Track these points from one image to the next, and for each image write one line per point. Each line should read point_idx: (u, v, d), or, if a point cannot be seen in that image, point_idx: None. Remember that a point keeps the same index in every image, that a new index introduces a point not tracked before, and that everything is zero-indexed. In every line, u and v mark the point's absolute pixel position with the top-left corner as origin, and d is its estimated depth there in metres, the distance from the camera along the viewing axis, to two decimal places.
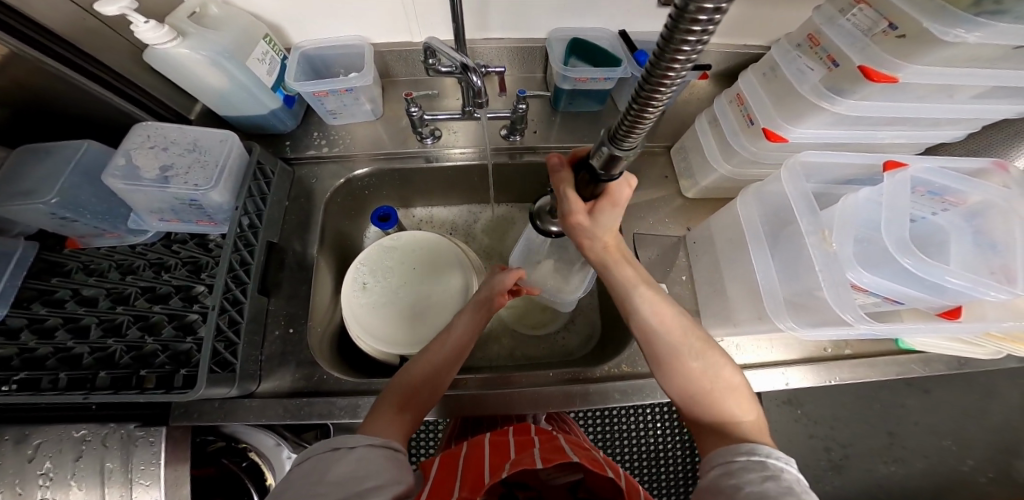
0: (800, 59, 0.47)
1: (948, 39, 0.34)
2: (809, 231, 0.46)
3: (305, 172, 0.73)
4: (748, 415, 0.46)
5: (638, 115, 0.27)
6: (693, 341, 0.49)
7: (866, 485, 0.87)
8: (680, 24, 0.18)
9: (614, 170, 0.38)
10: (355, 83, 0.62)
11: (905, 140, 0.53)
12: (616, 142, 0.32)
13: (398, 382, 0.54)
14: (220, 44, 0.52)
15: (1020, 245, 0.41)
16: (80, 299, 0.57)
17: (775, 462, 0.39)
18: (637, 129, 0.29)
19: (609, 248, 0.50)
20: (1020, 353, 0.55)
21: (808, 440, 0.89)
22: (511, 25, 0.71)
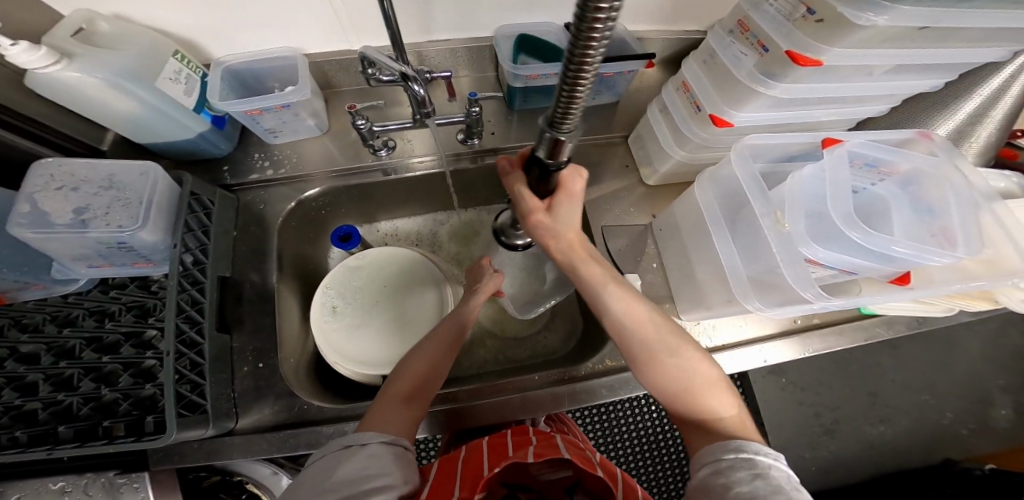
0: (733, 45, 0.47)
1: (860, 23, 0.35)
2: (763, 213, 0.46)
3: (251, 198, 0.69)
4: (731, 409, 0.46)
5: (568, 105, 0.29)
6: (666, 335, 0.49)
7: (856, 445, 0.92)
8: (584, 22, 0.21)
9: (562, 155, 0.37)
10: (291, 98, 0.59)
11: (840, 116, 0.54)
12: (556, 126, 0.33)
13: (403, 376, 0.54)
14: (119, 63, 0.47)
15: (954, 208, 0.42)
16: (19, 356, 0.52)
17: (764, 459, 0.39)
18: (573, 106, 0.29)
19: (574, 245, 0.51)
20: (970, 308, 0.58)
21: (798, 409, 0.92)
22: (453, 26, 0.69)
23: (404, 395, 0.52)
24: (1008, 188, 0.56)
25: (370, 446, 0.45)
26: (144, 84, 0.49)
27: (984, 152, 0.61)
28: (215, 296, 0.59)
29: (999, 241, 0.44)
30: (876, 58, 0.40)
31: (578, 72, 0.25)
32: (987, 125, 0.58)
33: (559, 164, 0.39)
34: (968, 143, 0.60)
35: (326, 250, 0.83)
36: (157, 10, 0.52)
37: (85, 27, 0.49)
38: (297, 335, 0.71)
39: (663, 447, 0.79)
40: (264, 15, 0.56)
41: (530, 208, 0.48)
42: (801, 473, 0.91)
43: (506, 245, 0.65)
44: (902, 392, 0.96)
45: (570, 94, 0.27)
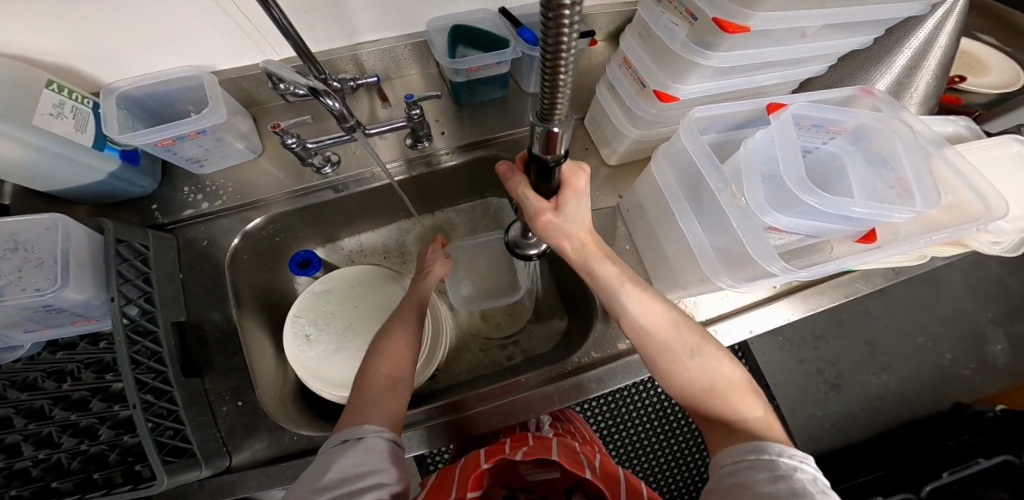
0: (663, 15, 0.43)
1: None
2: (719, 188, 0.44)
3: (192, 234, 0.64)
4: (757, 410, 0.45)
5: (553, 103, 0.24)
6: (689, 336, 0.47)
7: (864, 396, 0.94)
8: (550, 4, 0.16)
9: (558, 152, 0.30)
10: (203, 122, 0.54)
11: (780, 80, 0.51)
12: (545, 121, 0.26)
13: (374, 365, 0.51)
14: None
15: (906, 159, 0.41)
16: None
17: (787, 461, 0.38)
18: (559, 98, 0.23)
19: (586, 245, 0.47)
20: (943, 253, 0.56)
21: (800, 366, 0.94)
22: (381, 25, 0.65)
23: (386, 380, 0.49)
24: (957, 132, 0.53)
25: (369, 437, 0.42)
26: (15, 122, 0.43)
27: (925, 100, 0.56)
28: (173, 343, 0.54)
29: (954, 185, 0.43)
30: (818, 18, 0.38)
31: (556, 65, 0.20)
32: (921, 75, 0.53)
33: (558, 164, 0.33)
34: (907, 95, 0.55)
35: (291, 279, 0.77)
36: (25, 34, 0.47)
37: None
38: (276, 367, 0.66)
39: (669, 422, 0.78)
40: (160, 34, 0.52)
41: (539, 211, 0.41)
42: (815, 430, 0.92)
43: (523, 258, 0.55)
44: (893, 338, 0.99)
45: (553, 88, 0.22)
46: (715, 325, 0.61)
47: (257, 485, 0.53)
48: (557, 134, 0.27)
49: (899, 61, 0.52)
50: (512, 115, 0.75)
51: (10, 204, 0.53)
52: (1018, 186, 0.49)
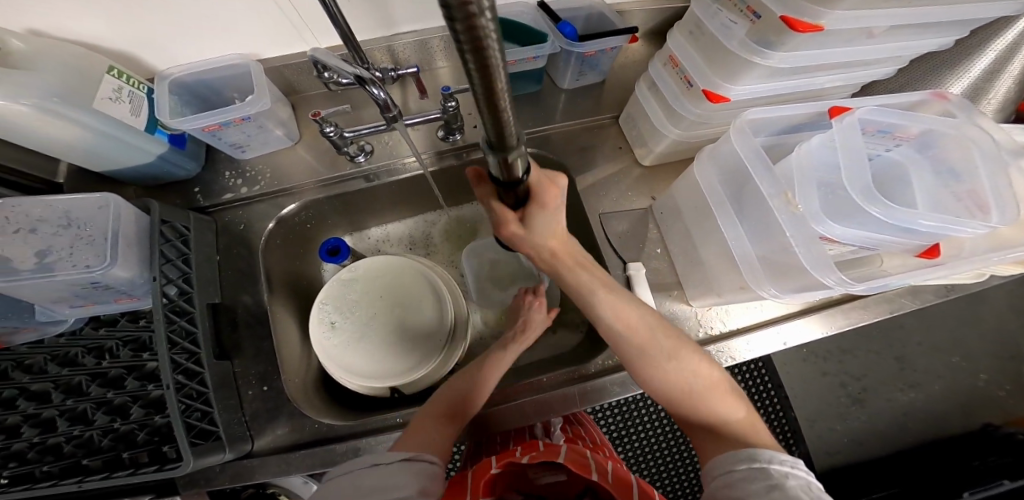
0: (721, 13, 0.41)
1: None
2: (771, 194, 0.42)
3: (229, 218, 0.65)
4: (738, 410, 0.44)
5: (497, 126, 0.24)
6: (657, 335, 0.47)
7: (892, 412, 0.92)
8: (465, 40, 0.15)
9: (518, 173, 0.33)
10: (249, 109, 0.55)
11: (840, 82, 0.49)
12: (497, 150, 0.28)
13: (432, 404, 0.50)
14: (49, 84, 0.43)
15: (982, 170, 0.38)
16: (31, 394, 0.47)
17: (779, 468, 0.36)
18: (505, 124, 0.24)
19: (557, 253, 0.49)
20: (1002, 272, 0.53)
21: (824, 379, 0.93)
22: (421, 16, 0.65)
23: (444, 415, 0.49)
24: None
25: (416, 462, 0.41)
26: (77, 106, 0.45)
27: (1002, 108, 0.52)
28: (207, 325, 0.54)
29: None
30: (894, 18, 0.35)
31: (487, 74, 0.18)
32: (1005, 79, 0.50)
33: (517, 180, 0.35)
34: (985, 100, 0.51)
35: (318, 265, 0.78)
36: (85, 18, 0.48)
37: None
38: (301, 353, 0.66)
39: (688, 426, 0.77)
40: (211, 22, 0.53)
41: (501, 224, 0.46)
42: (834, 445, 0.90)
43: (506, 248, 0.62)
44: (924, 356, 0.96)
45: (492, 101, 0.20)
46: (750, 334, 0.59)
47: (274, 472, 0.53)
48: (508, 157, 0.29)
49: (979, 64, 0.49)
50: (546, 110, 0.73)
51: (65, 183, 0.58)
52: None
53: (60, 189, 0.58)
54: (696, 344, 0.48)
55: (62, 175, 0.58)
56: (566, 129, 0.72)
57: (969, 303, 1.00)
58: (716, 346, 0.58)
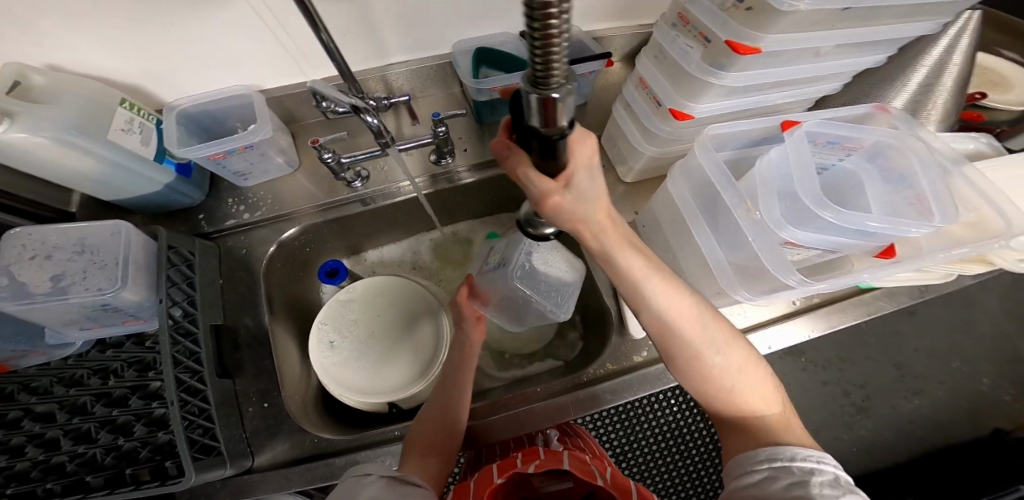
0: (679, 39, 0.45)
1: (784, 9, 0.32)
2: (734, 202, 0.45)
3: (232, 243, 0.68)
4: (774, 404, 0.45)
5: (547, 61, 0.17)
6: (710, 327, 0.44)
7: None
8: None
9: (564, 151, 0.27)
10: (252, 138, 0.59)
11: (795, 98, 0.53)
12: (547, 128, 0.23)
13: (415, 438, 0.51)
14: (67, 120, 0.47)
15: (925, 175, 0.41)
16: (36, 415, 0.48)
17: (802, 465, 0.39)
18: (559, 86, 0.19)
19: (608, 226, 0.39)
20: (971, 272, 0.55)
21: None
22: (410, 46, 0.70)
23: (421, 445, 0.50)
24: (979, 149, 0.52)
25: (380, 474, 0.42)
26: (96, 139, 0.49)
27: (946, 117, 0.56)
28: (210, 344, 0.55)
29: (974, 202, 0.43)
30: (829, 40, 0.40)
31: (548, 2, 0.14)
32: (940, 91, 0.53)
33: (565, 137, 0.25)
34: (925, 112, 0.54)
35: (318, 286, 0.80)
36: (99, 53, 0.53)
37: (19, 81, 0.48)
38: (301, 372, 0.67)
39: None
40: (212, 58, 0.58)
41: (542, 195, 0.33)
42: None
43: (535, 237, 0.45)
44: None
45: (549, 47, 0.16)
46: None
47: (276, 488, 0.53)
48: (557, 98, 0.19)
49: (919, 76, 0.52)
50: None
51: (78, 212, 0.61)
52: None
53: (72, 217, 0.61)
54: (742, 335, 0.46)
55: (75, 205, 0.61)
56: None
57: None
58: None
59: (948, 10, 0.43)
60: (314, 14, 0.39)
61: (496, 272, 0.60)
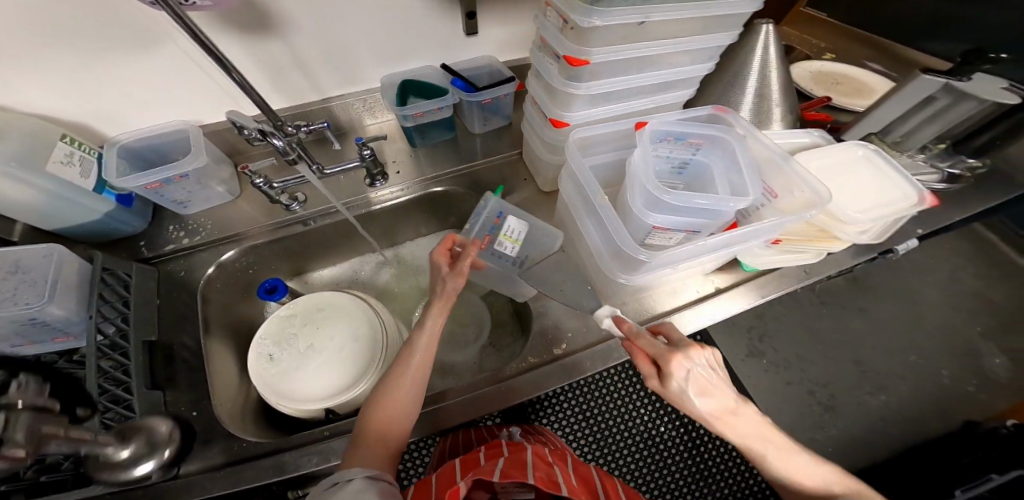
0: (544, 58, 0.56)
1: (586, 24, 0.44)
2: (592, 194, 0.52)
3: (172, 266, 0.71)
4: None
5: None
6: (772, 447, 0.47)
7: (871, 416, 1.01)
8: None
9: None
10: (186, 165, 0.65)
11: (657, 104, 0.63)
12: None
13: (363, 435, 0.49)
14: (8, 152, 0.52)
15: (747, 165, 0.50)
16: None
17: None
18: None
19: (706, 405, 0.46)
20: (829, 246, 0.64)
21: (790, 390, 1.01)
22: (343, 81, 0.78)
23: (380, 431, 0.49)
24: (813, 142, 0.68)
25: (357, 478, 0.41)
26: (35, 172, 0.54)
27: (785, 115, 0.69)
28: (142, 359, 0.57)
29: (794, 188, 0.53)
30: (645, 49, 0.51)
31: None
32: (774, 102, 0.67)
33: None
34: (768, 119, 0.68)
35: (263, 305, 0.83)
36: (38, 90, 0.59)
37: None
38: (240, 385, 0.69)
39: (668, 453, 0.72)
40: (152, 93, 0.67)
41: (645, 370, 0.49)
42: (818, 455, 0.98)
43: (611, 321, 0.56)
44: (882, 358, 1.07)
45: None
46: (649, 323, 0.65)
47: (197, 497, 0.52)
48: None
49: (751, 81, 0.66)
50: (462, 152, 0.86)
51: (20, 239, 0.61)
52: (852, 188, 0.62)
53: None
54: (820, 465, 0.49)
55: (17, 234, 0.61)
56: (481, 166, 0.85)
57: (911, 307, 1.17)
58: (615, 340, 0.64)
59: (742, 20, 0.54)
60: (220, 54, 0.46)
61: (508, 261, 0.68)
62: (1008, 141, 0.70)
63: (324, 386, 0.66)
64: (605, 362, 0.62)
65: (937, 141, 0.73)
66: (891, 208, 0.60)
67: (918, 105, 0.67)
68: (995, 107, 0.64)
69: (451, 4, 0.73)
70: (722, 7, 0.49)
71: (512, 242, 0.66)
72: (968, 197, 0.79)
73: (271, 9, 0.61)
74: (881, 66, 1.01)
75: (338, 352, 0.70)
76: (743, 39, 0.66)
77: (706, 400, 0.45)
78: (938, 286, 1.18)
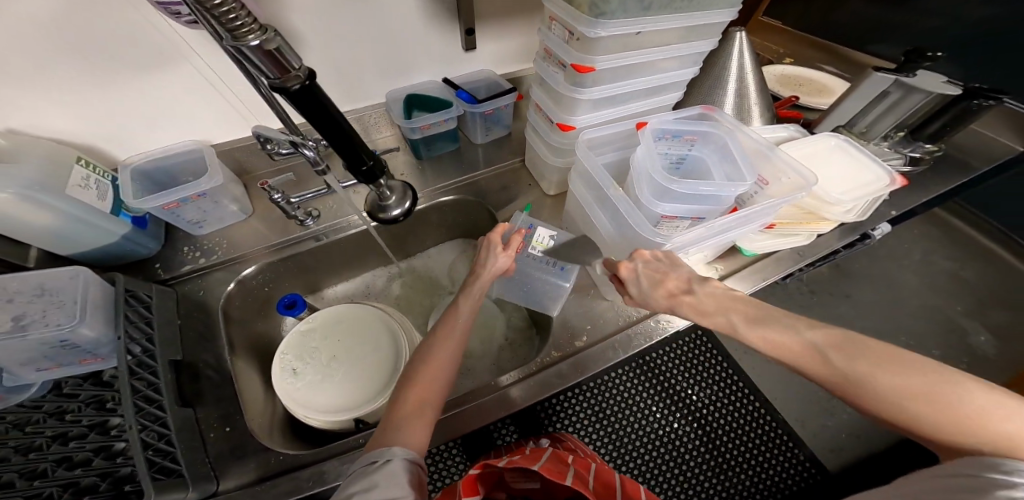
0: (549, 67, 0.61)
1: (592, 35, 0.48)
2: (607, 188, 0.56)
3: (189, 287, 0.72)
4: (945, 388, 0.39)
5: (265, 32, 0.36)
6: (735, 314, 0.50)
7: None
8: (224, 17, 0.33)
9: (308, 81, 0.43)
10: (203, 186, 0.67)
11: (653, 107, 0.68)
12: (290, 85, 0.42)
13: (401, 399, 0.50)
14: (27, 177, 0.53)
15: (740, 155, 0.55)
16: None
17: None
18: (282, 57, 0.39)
19: (672, 296, 0.53)
20: (821, 228, 0.69)
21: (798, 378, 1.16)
22: (348, 98, 0.81)
23: (413, 407, 0.49)
24: (791, 135, 0.74)
25: (394, 460, 0.43)
26: (54, 193, 0.55)
27: (764, 113, 0.75)
28: (169, 377, 0.58)
29: (785, 173, 0.58)
30: (643, 56, 0.56)
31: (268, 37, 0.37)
32: (752, 101, 0.73)
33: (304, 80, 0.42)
34: (749, 116, 0.74)
35: (278, 322, 0.84)
36: (52, 114, 0.60)
37: None
38: (266, 401, 0.70)
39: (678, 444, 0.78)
40: (164, 113, 0.68)
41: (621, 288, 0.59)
42: (833, 442, 1.08)
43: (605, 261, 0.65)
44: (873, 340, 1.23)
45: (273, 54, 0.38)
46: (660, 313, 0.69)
47: None
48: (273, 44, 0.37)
49: (730, 82, 0.71)
50: (466, 162, 0.89)
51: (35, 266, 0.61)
52: (833, 173, 0.68)
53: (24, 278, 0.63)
54: (873, 348, 0.43)
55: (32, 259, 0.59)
56: (486, 175, 0.88)
57: (889, 292, 1.33)
58: (634, 328, 0.67)
59: (721, 30, 0.60)
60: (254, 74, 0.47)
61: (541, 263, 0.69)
62: (956, 129, 0.74)
63: (352, 395, 0.67)
64: (624, 351, 0.65)
65: (897, 129, 0.79)
66: (868, 188, 0.65)
67: (874, 100, 0.75)
68: (941, 96, 0.72)
69: (450, 22, 0.78)
70: (707, 16, 0.54)
71: (543, 246, 0.69)
72: (932, 181, 0.86)
73: (283, 27, 0.65)
74: (836, 68, 1.09)
75: (363, 359, 0.72)
76: (723, 43, 0.71)
77: (660, 286, 0.53)
78: (880, 267, 1.38)
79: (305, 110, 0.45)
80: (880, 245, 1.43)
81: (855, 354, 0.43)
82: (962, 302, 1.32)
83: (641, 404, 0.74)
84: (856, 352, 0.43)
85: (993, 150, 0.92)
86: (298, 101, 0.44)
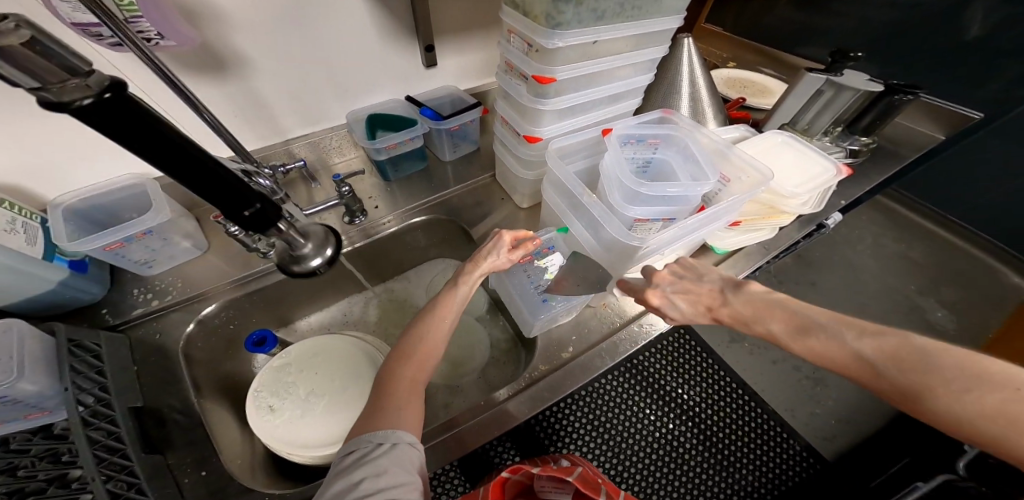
0: (510, 80, 0.62)
1: (550, 45, 0.49)
2: (580, 194, 0.57)
3: (144, 330, 0.66)
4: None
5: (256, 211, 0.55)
6: (776, 322, 0.47)
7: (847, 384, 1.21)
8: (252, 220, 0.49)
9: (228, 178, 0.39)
10: (150, 222, 0.63)
11: (614, 114, 0.70)
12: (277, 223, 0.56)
13: (398, 372, 0.49)
14: None
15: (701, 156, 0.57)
16: None
17: None
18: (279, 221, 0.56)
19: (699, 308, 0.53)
20: (784, 221, 0.72)
21: (775, 367, 1.20)
22: (306, 120, 0.79)
23: (411, 385, 0.48)
24: (744, 135, 0.78)
25: (398, 445, 0.42)
26: None
27: (717, 115, 0.78)
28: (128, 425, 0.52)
29: (746, 170, 0.60)
30: (601, 63, 0.57)
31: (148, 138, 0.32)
32: (705, 103, 0.76)
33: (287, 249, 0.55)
34: (705, 118, 0.76)
35: (248, 361, 0.79)
36: None
37: None
38: (241, 445, 0.64)
39: (678, 444, 0.77)
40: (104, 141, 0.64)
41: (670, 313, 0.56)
42: (822, 429, 1.12)
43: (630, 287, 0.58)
44: None
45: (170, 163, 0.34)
46: (642, 317, 0.70)
47: None
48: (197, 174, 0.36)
49: (684, 86, 0.74)
50: (436, 180, 0.88)
51: None
52: (787, 168, 0.71)
53: None
54: (923, 350, 0.38)
55: None
56: (457, 191, 0.87)
57: (848, 276, 1.40)
58: (618, 335, 0.67)
59: (670, 35, 0.62)
60: (193, 96, 0.46)
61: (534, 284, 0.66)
62: (885, 121, 0.80)
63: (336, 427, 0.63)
64: (613, 357, 0.65)
65: (835, 125, 0.85)
66: (817, 179, 0.69)
67: (811, 98, 0.80)
68: (867, 94, 0.78)
69: (408, 39, 0.78)
70: (658, 22, 0.56)
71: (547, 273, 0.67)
72: (873, 170, 0.91)
73: (228, 49, 0.62)
74: (771, 69, 1.16)
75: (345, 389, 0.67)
76: (673, 50, 0.74)
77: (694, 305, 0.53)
78: (837, 254, 1.46)
79: (138, 140, 0.32)
80: (834, 232, 1.51)
81: (912, 363, 0.38)
82: (914, 281, 1.40)
83: (637, 408, 0.74)
84: (917, 363, 0.37)
85: (920, 139, 0.99)
86: (111, 123, 0.29)
